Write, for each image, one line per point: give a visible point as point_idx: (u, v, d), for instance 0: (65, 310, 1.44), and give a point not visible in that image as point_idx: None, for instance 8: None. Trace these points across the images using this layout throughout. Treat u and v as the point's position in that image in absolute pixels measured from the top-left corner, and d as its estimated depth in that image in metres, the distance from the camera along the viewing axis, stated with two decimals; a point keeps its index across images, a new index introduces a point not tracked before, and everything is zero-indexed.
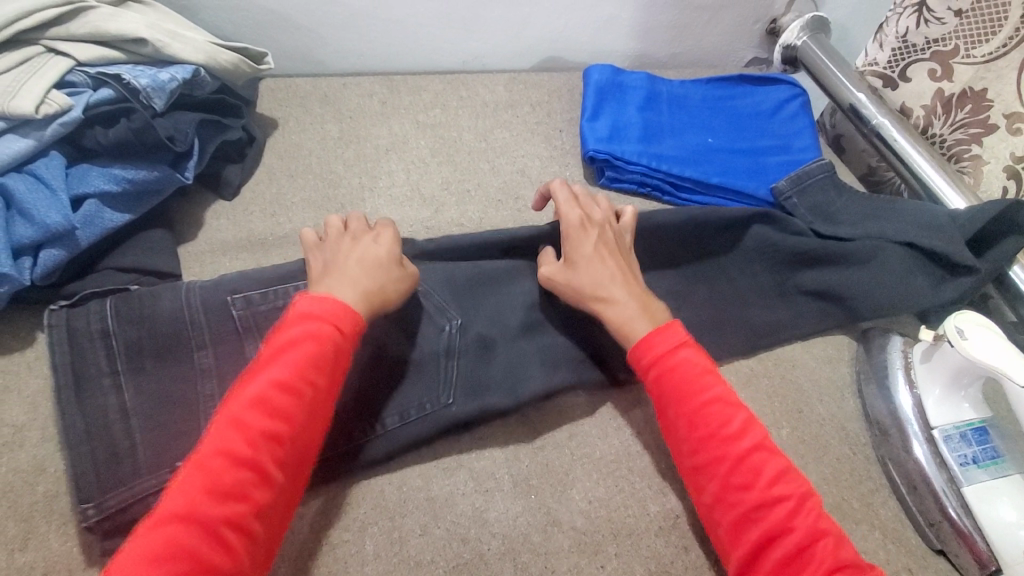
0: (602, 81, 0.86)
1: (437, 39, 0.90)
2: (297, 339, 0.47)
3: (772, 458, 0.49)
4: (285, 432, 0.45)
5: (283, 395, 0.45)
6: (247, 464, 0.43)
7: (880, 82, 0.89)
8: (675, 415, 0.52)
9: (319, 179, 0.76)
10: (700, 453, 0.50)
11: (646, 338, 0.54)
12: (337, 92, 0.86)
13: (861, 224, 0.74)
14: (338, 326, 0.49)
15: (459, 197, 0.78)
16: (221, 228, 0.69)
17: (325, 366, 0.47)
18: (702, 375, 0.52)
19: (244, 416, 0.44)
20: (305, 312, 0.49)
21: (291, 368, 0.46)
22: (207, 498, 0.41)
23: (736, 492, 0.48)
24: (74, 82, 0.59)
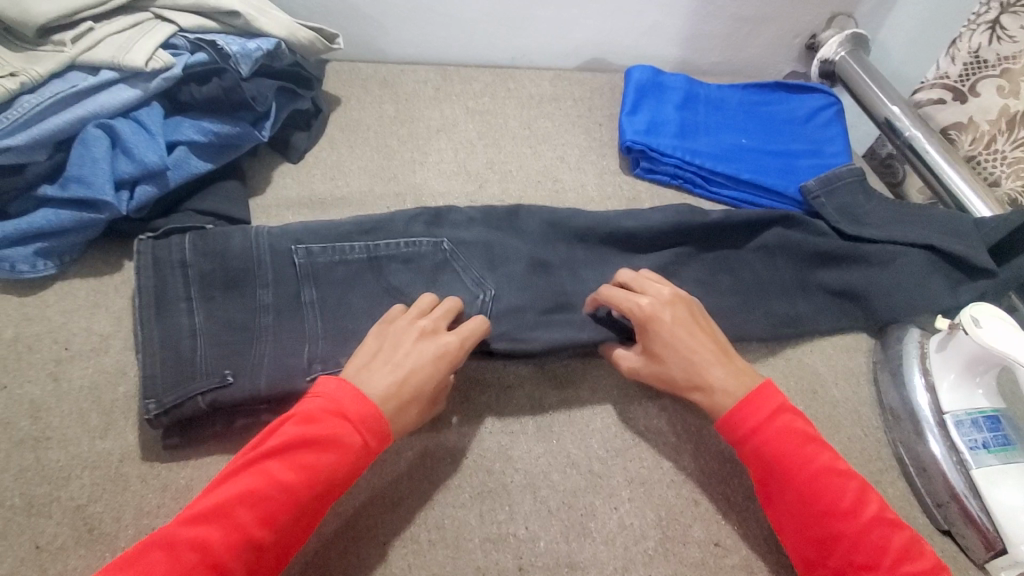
0: (643, 81, 0.91)
1: (491, 35, 0.96)
2: (317, 443, 0.47)
3: (896, 532, 0.50)
4: (265, 541, 0.45)
5: (281, 498, 0.45)
6: (220, 566, 0.43)
7: (947, 96, 0.90)
8: (786, 491, 0.51)
9: (376, 151, 0.83)
10: (815, 528, 0.50)
11: (738, 409, 0.53)
12: (396, 78, 0.93)
13: (886, 227, 0.77)
14: (358, 441, 0.48)
15: (502, 176, 0.84)
16: (286, 187, 0.76)
17: (334, 480, 0.47)
18: (804, 447, 0.52)
19: (235, 511, 0.44)
20: (338, 411, 0.49)
21: (298, 473, 0.46)
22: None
23: (859, 570, 0.48)
24: (176, 45, 0.68)
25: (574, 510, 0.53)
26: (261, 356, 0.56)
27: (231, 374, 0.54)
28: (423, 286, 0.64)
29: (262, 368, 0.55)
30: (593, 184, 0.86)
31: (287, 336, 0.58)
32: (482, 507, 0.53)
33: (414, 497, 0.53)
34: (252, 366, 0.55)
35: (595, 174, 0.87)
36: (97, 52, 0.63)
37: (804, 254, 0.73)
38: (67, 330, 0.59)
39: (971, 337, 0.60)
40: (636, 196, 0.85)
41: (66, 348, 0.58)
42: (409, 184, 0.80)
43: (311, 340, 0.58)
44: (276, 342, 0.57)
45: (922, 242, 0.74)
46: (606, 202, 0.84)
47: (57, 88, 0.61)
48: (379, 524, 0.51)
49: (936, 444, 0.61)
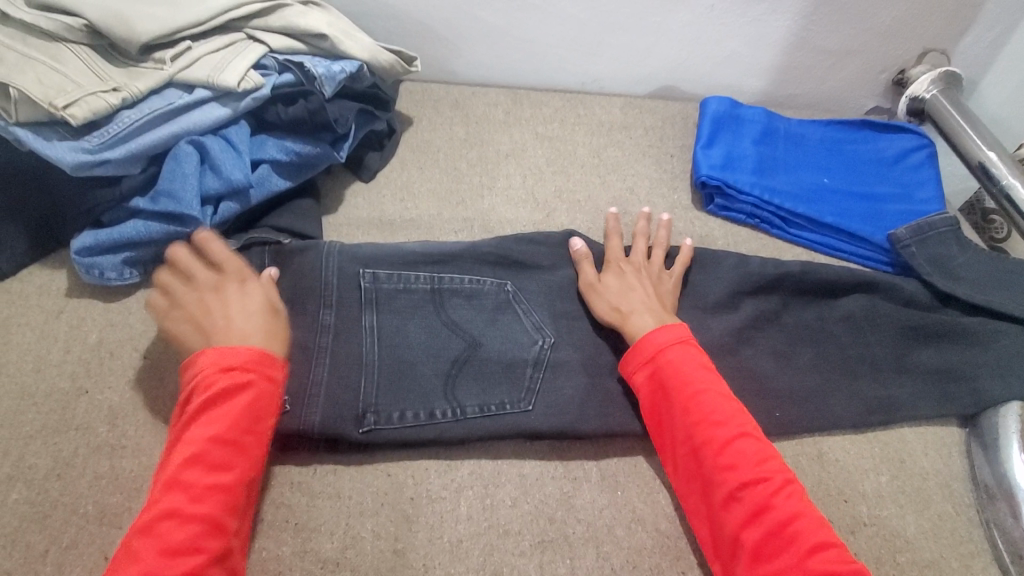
0: (719, 113, 0.88)
1: (564, 60, 0.95)
2: (224, 391, 0.49)
3: (757, 444, 0.51)
4: (224, 483, 0.46)
5: (217, 446, 0.47)
6: (195, 519, 0.44)
7: None
8: (668, 403, 0.54)
9: (445, 174, 0.83)
10: (693, 439, 0.52)
11: (642, 338, 0.57)
12: (467, 101, 0.93)
13: (979, 285, 0.72)
14: (261, 375, 0.50)
15: (570, 206, 0.82)
16: (359, 206, 0.77)
17: (255, 412, 0.49)
18: (696, 369, 0.55)
19: (186, 478, 0.45)
20: (225, 365, 0.50)
21: (225, 420, 0.48)
22: (161, 561, 0.42)
23: (722, 475, 0.50)
24: (266, 66, 0.70)
25: (639, 570, 0.52)
26: (318, 380, 0.56)
27: (288, 401, 0.55)
28: (483, 322, 0.63)
29: (318, 396, 0.55)
30: (662, 218, 0.83)
31: (344, 360, 0.58)
32: (542, 558, 0.52)
33: (474, 540, 0.52)
34: (307, 395, 0.55)
35: (665, 209, 0.84)
36: (192, 71, 0.65)
37: (884, 315, 0.69)
38: (147, 340, 0.62)
39: None
40: (708, 233, 0.82)
41: (146, 357, 0.60)
42: (477, 209, 0.80)
43: (368, 369, 0.58)
44: (332, 369, 0.57)
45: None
46: (677, 238, 0.81)
47: (155, 105, 0.63)
48: (438, 567, 0.51)
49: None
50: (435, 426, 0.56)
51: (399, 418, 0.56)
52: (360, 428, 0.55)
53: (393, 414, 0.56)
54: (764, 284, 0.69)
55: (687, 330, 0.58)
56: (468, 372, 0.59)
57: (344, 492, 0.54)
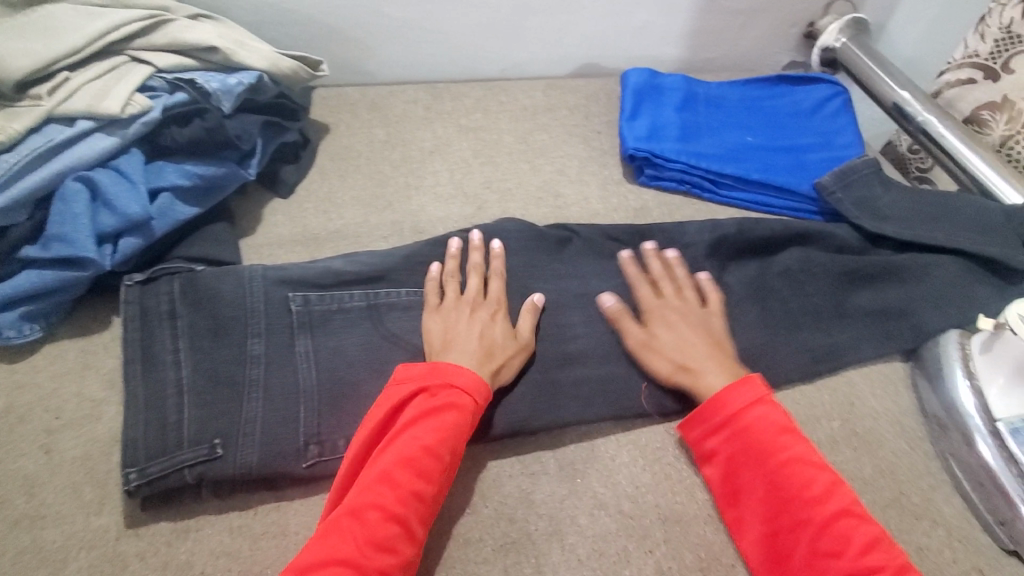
0: (640, 84, 0.87)
1: (481, 47, 0.92)
2: (442, 404, 0.51)
3: (860, 525, 0.48)
4: (427, 494, 0.48)
5: (428, 456, 0.48)
6: (397, 520, 0.46)
7: (979, 74, 0.84)
8: (750, 477, 0.51)
9: (368, 179, 0.80)
10: (784, 515, 0.49)
11: (719, 396, 0.54)
12: (385, 102, 0.90)
13: (904, 220, 0.73)
14: (476, 398, 0.52)
15: (500, 195, 0.80)
16: (281, 224, 0.73)
17: (463, 430, 0.51)
18: (778, 434, 0.52)
19: (394, 475, 0.47)
20: (449, 378, 0.52)
21: (437, 433, 0.49)
22: (364, 549, 0.44)
23: (823, 558, 0.47)
24: (154, 87, 0.66)
25: (605, 558, 0.51)
26: (252, 416, 0.52)
27: (220, 445, 0.51)
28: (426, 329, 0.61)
29: (253, 434, 0.52)
30: (595, 195, 0.82)
31: (278, 391, 0.54)
32: (506, 562, 0.50)
33: (432, 555, 0.50)
34: (241, 434, 0.52)
35: (598, 185, 0.83)
36: (71, 102, 0.60)
37: (822, 264, 0.70)
38: (57, 398, 0.57)
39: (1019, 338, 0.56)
40: (642, 205, 0.81)
41: (57, 417, 0.56)
42: (407, 211, 0.77)
43: (305, 397, 0.54)
44: (265, 404, 0.53)
45: (957, 240, 0.70)
46: (611, 214, 0.80)
47: (34, 143, 0.59)
48: None
49: (986, 441, 0.57)
50: None
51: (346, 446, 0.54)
52: (303, 462, 0.52)
53: (339, 442, 0.54)
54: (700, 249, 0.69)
55: (764, 386, 0.55)
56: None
57: (289, 529, 0.51)
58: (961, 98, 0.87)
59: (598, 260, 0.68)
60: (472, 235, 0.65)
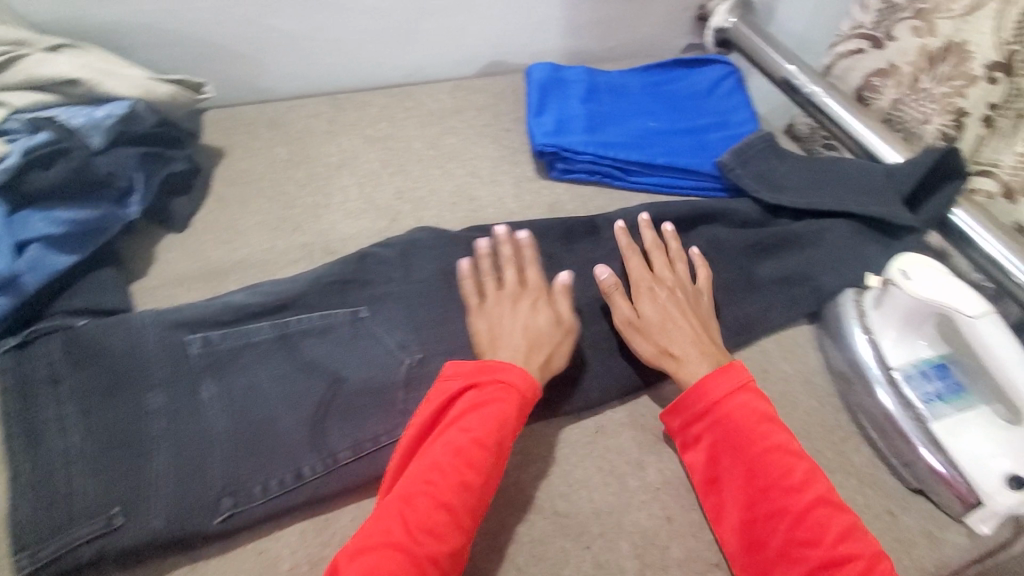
0: (544, 79, 0.87)
1: (379, 53, 0.90)
2: (490, 397, 0.51)
3: (837, 513, 0.49)
4: (476, 485, 0.48)
5: (478, 449, 0.49)
6: (446, 509, 0.47)
7: (866, 44, 0.88)
8: (730, 466, 0.52)
9: (272, 202, 0.76)
10: (760, 504, 0.50)
11: (701, 383, 0.55)
12: (283, 119, 0.86)
13: (798, 189, 0.77)
14: (525, 393, 0.52)
15: (414, 205, 0.79)
16: (178, 262, 0.69)
17: (511, 422, 0.51)
18: (758, 422, 0.53)
19: (443, 465, 0.48)
20: (498, 373, 0.52)
21: (487, 426, 0.50)
22: (412, 536, 0.45)
23: (800, 547, 0.48)
24: (13, 130, 0.61)
25: (544, 562, 0.51)
26: (156, 476, 0.49)
27: (121, 514, 0.47)
28: (342, 353, 0.58)
29: (159, 496, 0.48)
30: (510, 195, 0.82)
31: (184, 445, 0.51)
32: None
33: None
34: (145, 497, 0.48)
35: (511, 185, 0.83)
36: None
37: (730, 239, 0.73)
38: None
39: (903, 290, 0.60)
40: (557, 200, 0.82)
41: None
42: (315, 233, 0.74)
43: (216, 446, 0.51)
44: (167, 459, 0.50)
45: (842, 202, 0.74)
46: (528, 211, 0.80)
47: None
48: None
49: (882, 394, 0.61)
50: (304, 486, 0.52)
51: (263, 491, 0.51)
52: (218, 517, 0.49)
53: (255, 489, 0.51)
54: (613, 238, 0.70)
55: (748, 372, 0.57)
56: (334, 412, 0.55)
57: None
58: (852, 69, 0.90)
59: None
60: (499, 229, 0.63)
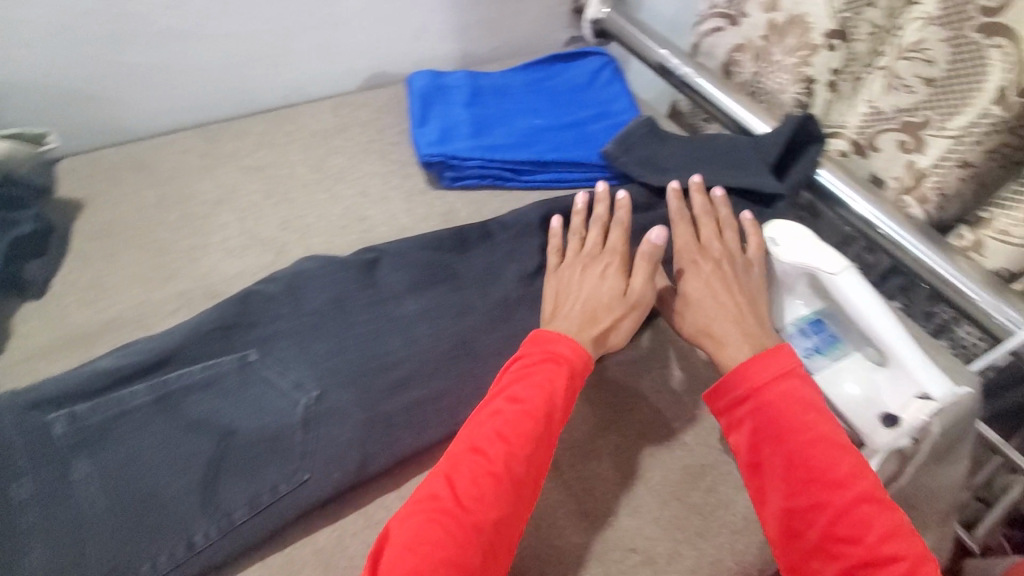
0: (425, 88, 0.87)
1: (251, 74, 0.85)
2: (538, 365, 0.53)
3: (885, 513, 0.46)
4: (524, 455, 0.48)
5: (523, 422, 0.50)
6: (493, 473, 0.47)
7: (723, 21, 0.90)
8: (772, 456, 0.50)
9: (143, 251, 0.71)
10: (799, 496, 0.48)
11: (743, 369, 0.54)
12: (158, 153, 0.81)
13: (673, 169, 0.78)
14: (575, 365, 0.54)
15: (300, 233, 0.75)
16: (45, 328, 0.63)
17: (563, 393, 0.52)
18: (802, 410, 0.51)
19: (497, 430, 0.49)
20: (548, 346, 0.54)
21: (541, 394, 0.51)
22: (459, 501, 0.46)
23: (838, 543, 0.46)
24: None
25: None
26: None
27: None
28: (234, 405, 0.55)
29: None
30: (402, 210, 0.80)
31: (55, 534, 0.46)
32: None
33: None
34: None
35: (403, 200, 0.81)
36: None
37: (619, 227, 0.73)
38: None
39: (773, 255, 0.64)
40: (450, 209, 0.81)
41: None
42: (199, 274, 0.70)
43: (95, 529, 0.47)
44: (3, 562, 0.45)
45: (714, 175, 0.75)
46: (422, 224, 0.79)
47: None
48: None
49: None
50: (200, 556, 0.49)
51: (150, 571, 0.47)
52: None
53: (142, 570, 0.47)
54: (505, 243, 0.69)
55: (796, 359, 0.55)
56: (230, 468, 0.52)
57: None
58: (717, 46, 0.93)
59: (403, 276, 0.65)
60: (596, 187, 0.71)
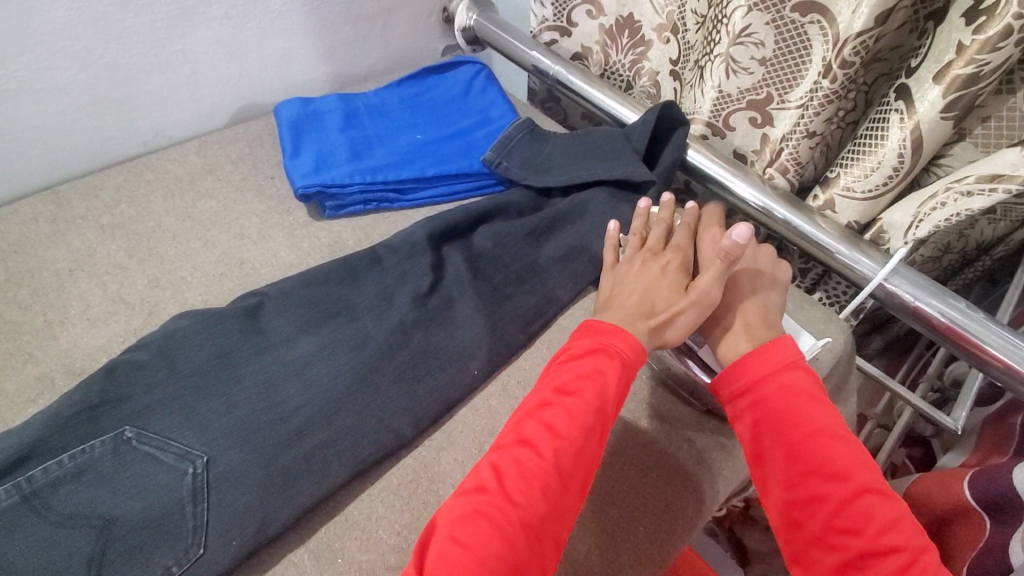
0: (472, 82, 0.86)
1: (349, 55, 0.92)
2: (584, 351, 0.50)
3: (886, 503, 0.44)
4: (563, 431, 0.46)
5: (572, 418, 0.47)
6: (528, 447, 0.45)
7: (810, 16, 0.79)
8: (775, 446, 0.47)
9: (149, 224, 0.70)
10: (801, 487, 0.46)
11: (740, 364, 0.51)
12: (241, 122, 0.87)
13: (725, 185, 0.70)
14: (630, 354, 0.50)
15: (264, 223, 0.72)
16: (88, 268, 0.65)
17: (612, 375, 0.49)
18: (807, 403, 0.48)
19: (541, 406, 0.48)
20: (601, 335, 0.51)
21: (591, 387, 0.48)
22: (500, 480, 0.44)
23: (839, 534, 0.43)
24: None
25: None
26: None
27: None
28: (101, 480, 0.47)
29: None
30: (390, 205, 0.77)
31: None
32: None
33: None
34: None
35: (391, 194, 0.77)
36: None
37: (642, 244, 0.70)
38: None
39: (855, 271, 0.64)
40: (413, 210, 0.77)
41: None
42: (236, 234, 0.70)
43: None
44: (48, 520, 0.45)
45: (773, 207, 0.67)
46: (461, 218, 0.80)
47: None
48: None
49: None
50: None
51: None
52: None
53: None
54: (527, 246, 0.67)
55: (798, 352, 0.51)
56: (48, 557, 0.43)
57: None
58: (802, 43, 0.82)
59: (420, 266, 0.63)
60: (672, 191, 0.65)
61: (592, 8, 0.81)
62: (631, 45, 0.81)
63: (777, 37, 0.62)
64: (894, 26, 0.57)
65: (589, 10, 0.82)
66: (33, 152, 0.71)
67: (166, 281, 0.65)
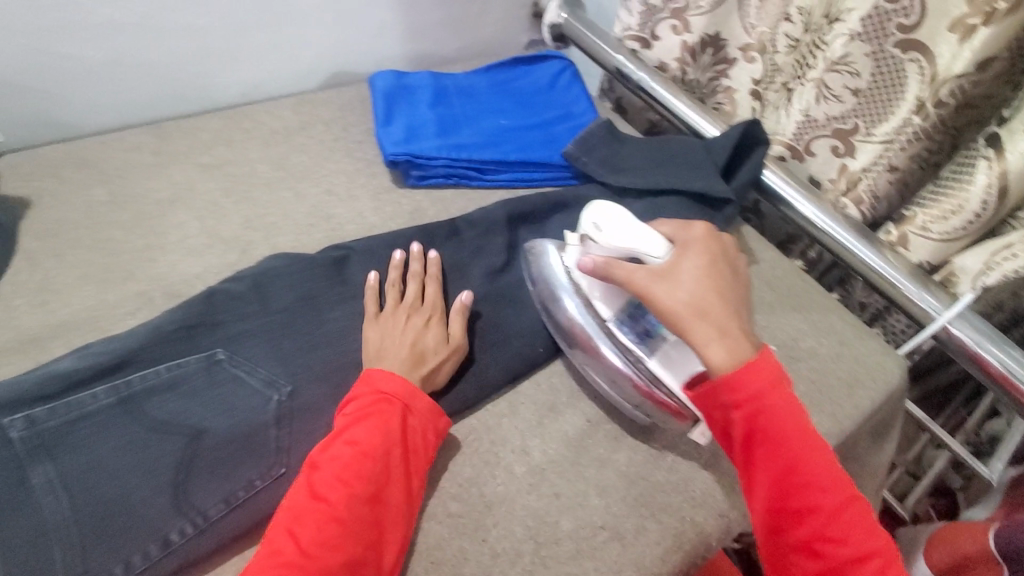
0: (556, 77, 0.88)
1: (442, 37, 0.96)
2: (369, 405, 0.50)
3: (864, 512, 0.45)
4: (357, 485, 0.46)
5: (361, 466, 0.47)
6: (326, 500, 0.45)
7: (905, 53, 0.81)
8: (767, 462, 0.45)
9: (245, 169, 0.74)
10: (789, 501, 0.45)
11: (728, 372, 0.47)
12: (332, 86, 0.90)
13: (793, 208, 0.72)
14: (402, 402, 0.51)
15: (351, 183, 0.75)
16: (187, 202, 0.70)
17: (386, 426, 0.49)
18: (800, 420, 0.46)
19: (332, 455, 0.47)
20: (377, 385, 0.51)
21: (374, 435, 0.48)
22: (298, 540, 0.43)
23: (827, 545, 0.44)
24: None
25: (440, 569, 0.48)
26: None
27: None
28: (191, 392, 0.51)
29: None
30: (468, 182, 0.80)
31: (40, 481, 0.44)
32: None
33: None
34: None
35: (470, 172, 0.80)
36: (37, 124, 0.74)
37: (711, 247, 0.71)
38: None
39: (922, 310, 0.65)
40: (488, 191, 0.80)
41: None
42: (324, 190, 0.74)
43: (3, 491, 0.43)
44: (141, 424, 0.48)
45: (845, 237, 0.68)
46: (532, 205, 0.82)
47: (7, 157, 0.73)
48: None
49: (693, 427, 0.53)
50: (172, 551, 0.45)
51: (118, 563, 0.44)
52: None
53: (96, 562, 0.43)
54: None
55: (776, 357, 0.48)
56: (144, 456, 0.47)
57: None
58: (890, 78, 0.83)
59: (498, 244, 0.66)
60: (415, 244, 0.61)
61: (678, 24, 0.82)
62: (712, 63, 0.84)
63: (874, 70, 0.64)
64: (991, 75, 0.58)
65: (673, 25, 0.83)
66: (144, 86, 0.75)
67: (258, 224, 0.69)
